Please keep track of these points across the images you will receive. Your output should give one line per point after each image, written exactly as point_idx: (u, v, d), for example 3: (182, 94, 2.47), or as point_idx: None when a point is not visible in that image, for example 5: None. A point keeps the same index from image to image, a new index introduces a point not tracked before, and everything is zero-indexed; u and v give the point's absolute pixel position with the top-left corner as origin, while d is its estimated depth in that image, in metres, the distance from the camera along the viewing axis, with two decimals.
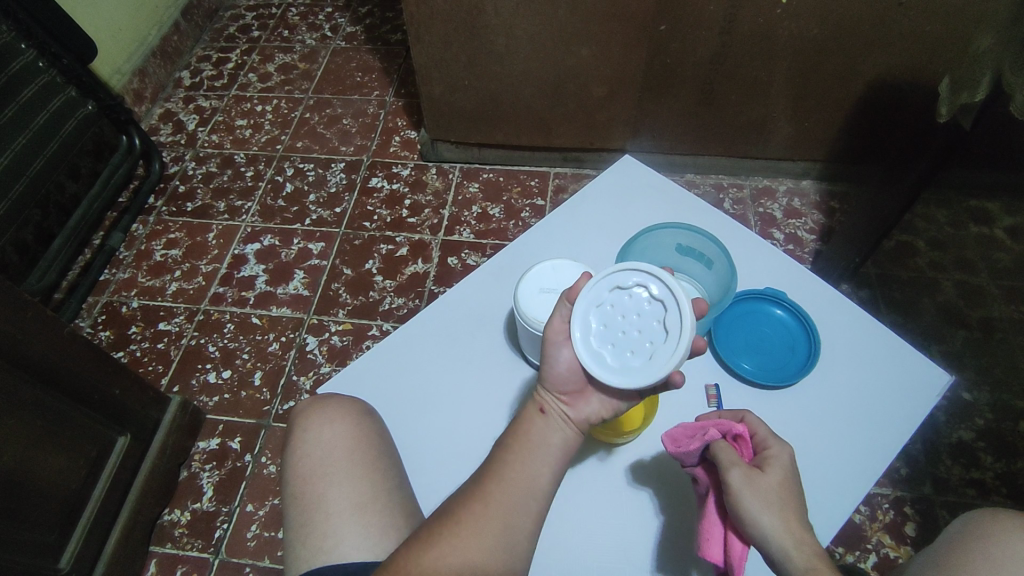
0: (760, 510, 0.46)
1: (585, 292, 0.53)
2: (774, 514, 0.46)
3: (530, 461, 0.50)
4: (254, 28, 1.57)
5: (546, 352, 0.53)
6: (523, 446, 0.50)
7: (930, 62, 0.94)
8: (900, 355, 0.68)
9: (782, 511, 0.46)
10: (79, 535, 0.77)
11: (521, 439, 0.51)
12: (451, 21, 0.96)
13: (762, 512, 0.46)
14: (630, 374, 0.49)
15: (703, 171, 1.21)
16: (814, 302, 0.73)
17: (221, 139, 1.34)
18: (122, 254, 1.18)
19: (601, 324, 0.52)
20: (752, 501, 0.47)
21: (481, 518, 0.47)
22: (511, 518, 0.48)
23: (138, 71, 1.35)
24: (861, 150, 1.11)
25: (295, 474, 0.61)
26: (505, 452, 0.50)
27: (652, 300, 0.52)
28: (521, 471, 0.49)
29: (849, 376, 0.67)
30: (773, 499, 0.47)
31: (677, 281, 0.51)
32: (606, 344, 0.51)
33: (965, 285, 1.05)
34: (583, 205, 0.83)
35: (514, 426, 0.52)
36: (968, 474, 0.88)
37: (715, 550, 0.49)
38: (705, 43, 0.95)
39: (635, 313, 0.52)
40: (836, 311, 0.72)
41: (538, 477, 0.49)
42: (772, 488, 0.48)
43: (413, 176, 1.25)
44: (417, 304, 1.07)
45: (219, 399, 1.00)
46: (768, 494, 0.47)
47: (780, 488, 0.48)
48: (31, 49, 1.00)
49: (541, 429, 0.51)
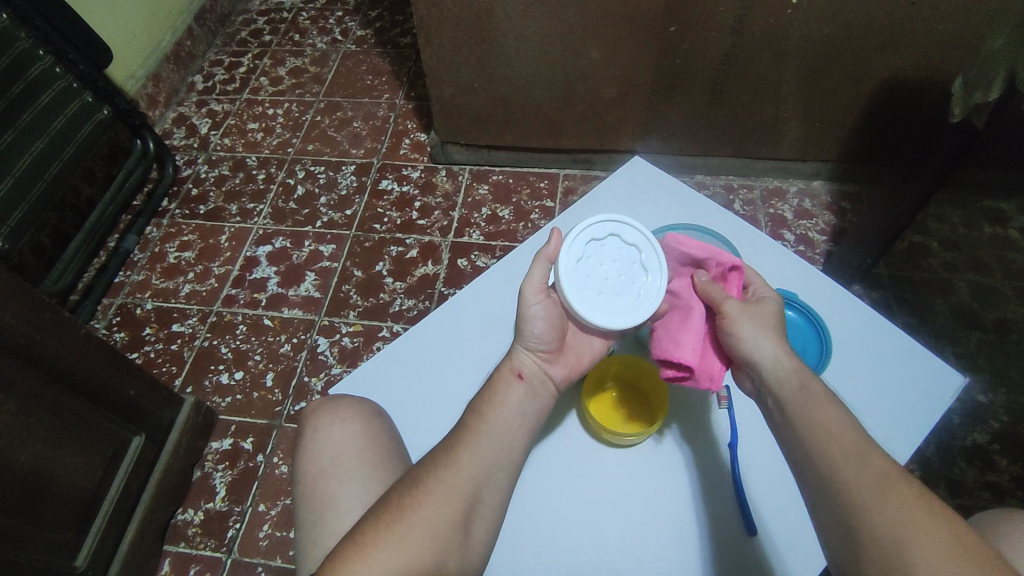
0: (754, 328, 0.52)
1: (567, 243, 0.58)
2: (766, 332, 0.52)
3: (502, 430, 0.52)
4: (265, 32, 1.58)
5: (524, 312, 0.57)
6: (495, 413, 0.53)
7: (944, 61, 0.93)
8: (913, 368, 0.67)
9: (774, 332, 0.53)
10: (95, 534, 0.78)
11: (495, 407, 0.53)
12: (462, 24, 0.97)
13: (757, 330, 0.52)
14: (617, 314, 0.56)
15: (713, 172, 1.21)
16: (827, 307, 0.72)
17: (233, 142, 1.36)
18: (136, 256, 1.19)
19: (585, 270, 0.58)
20: (749, 322, 0.53)
21: (449, 486, 0.48)
22: (482, 486, 0.49)
23: (152, 75, 1.37)
24: (873, 150, 1.10)
25: (306, 474, 0.62)
26: (477, 422, 0.52)
27: (627, 247, 0.59)
28: (490, 439, 0.51)
29: (857, 385, 0.66)
30: (764, 318, 0.53)
31: (642, 226, 0.60)
32: (596, 292, 0.57)
33: (979, 285, 1.04)
34: (593, 206, 0.83)
35: (489, 391, 0.54)
36: (983, 477, 0.87)
37: (686, 354, 0.55)
38: (715, 44, 0.95)
39: (613, 260, 0.59)
40: (849, 318, 0.71)
41: (508, 445, 0.52)
42: (766, 315, 0.54)
43: (423, 178, 1.25)
44: (427, 306, 1.08)
45: (231, 399, 1.01)
46: (762, 318, 0.53)
47: (774, 317, 0.54)
48: (49, 54, 1.02)
49: (515, 392, 0.54)
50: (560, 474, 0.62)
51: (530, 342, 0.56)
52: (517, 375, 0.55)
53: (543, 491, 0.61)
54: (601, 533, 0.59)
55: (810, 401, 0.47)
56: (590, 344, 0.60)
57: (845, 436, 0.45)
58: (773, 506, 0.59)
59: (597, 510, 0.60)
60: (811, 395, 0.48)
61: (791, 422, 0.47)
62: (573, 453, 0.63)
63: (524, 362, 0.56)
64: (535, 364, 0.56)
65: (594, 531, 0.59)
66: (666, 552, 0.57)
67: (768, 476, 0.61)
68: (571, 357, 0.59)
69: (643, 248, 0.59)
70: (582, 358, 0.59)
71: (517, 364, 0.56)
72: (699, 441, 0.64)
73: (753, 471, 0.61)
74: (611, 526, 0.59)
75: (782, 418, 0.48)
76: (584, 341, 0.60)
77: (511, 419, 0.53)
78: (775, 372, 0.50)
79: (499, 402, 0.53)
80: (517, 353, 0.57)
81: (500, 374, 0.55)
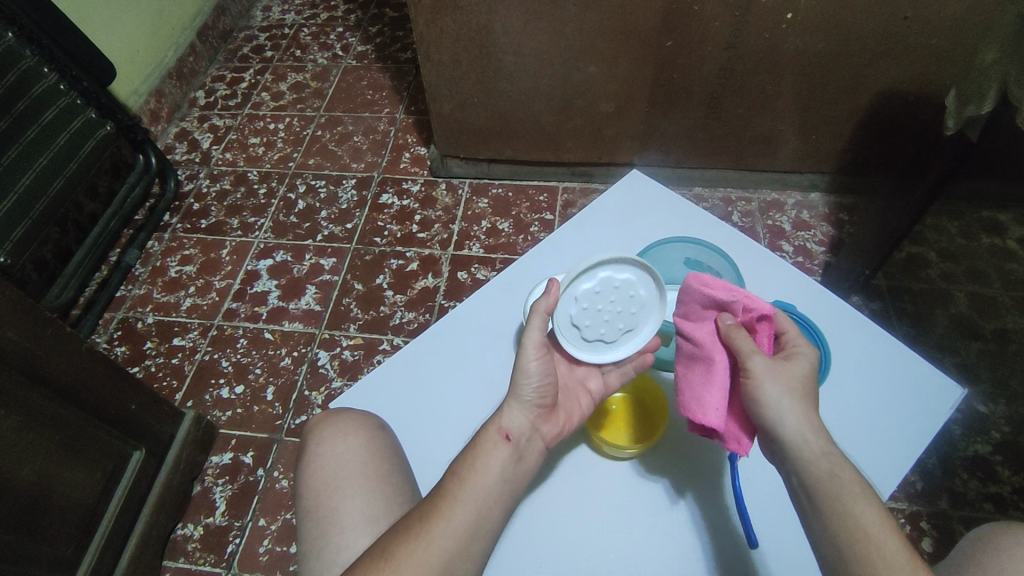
0: (782, 398, 0.50)
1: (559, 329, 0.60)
2: (795, 405, 0.50)
3: (480, 497, 0.51)
4: (266, 48, 1.60)
5: (519, 366, 0.57)
6: (473, 478, 0.52)
7: (938, 75, 0.94)
8: (916, 389, 0.67)
9: (802, 403, 0.50)
10: (94, 550, 0.78)
11: (477, 471, 0.52)
12: (461, 40, 0.98)
13: (784, 402, 0.50)
14: (627, 263, 0.59)
15: (711, 184, 1.21)
16: (830, 325, 0.72)
17: (234, 156, 1.37)
18: (137, 271, 1.20)
19: (586, 303, 0.59)
20: (776, 390, 0.50)
21: (418, 559, 0.47)
22: (455, 559, 0.48)
23: (155, 91, 1.38)
24: (869, 162, 1.11)
25: (308, 489, 0.61)
26: (457, 487, 0.52)
27: (621, 326, 0.61)
28: (458, 507, 0.50)
29: (857, 402, 0.66)
30: (793, 384, 0.51)
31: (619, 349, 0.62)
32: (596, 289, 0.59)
33: (977, 296, 1.04)
34: (592, 218, 0.83)
35: (473, 453, 0.54)
36: (985, 488, 0.87)
37: (713, 417, 0.53)
38: (712, 59, 0.97)
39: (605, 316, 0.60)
40: (853, 335, 0.71)
41: (484, 513, 0.51)
42: (797, 382, 0.51)
43: (423, 192, 1.26)
44: (427, 319, 1.08)
45: (232, 414, 1.01)
46: (792, 386, 0.51)
47: (805, 382, 0.52)
48: (53, 72, 1.03)
49: (498, 453, 0.53)
50: (558, 494, 0.62)
51: (522, 400, 0.57)
52: (505, 437, 0.54)
53: (543, 506, 0.61)
54: (601, 548, 0.59)
55: (839, 490, 0.45)
56: (579, 405, 0.61)
57: (876, 534, 0.44)
58: (773, 520, 0.59)
59: (596, 526, 0.60)
60: (844, 487, 0.46)
61: (816, 505, 0.46)
62: (569, 473, 0.63)
63: (513, 422, 0.55)
64: (524, 425, 0.56)
65: (592, 547, 0.59)
66: (667, 568, 0.57)
67: (767, 490, 0.61)
68: (562, 416, 0.59)
69: (634, 333, 0.62)
70: (573, 416, 0.60)
71: (505, 424, 0.55)
72: (700, 454, 0.64)
73: (752, 485, 0.62)
74: (610, 540, 0.59)
75: (811, 507, 0.46)
76: (574, 400, 0.61)
77: (491, 485, 0.52)
78: (801, 454, 0.48)
79: (481, 466, 0.52)
80: (507, 411, 0.56)
81: (487, 434, 0.55)
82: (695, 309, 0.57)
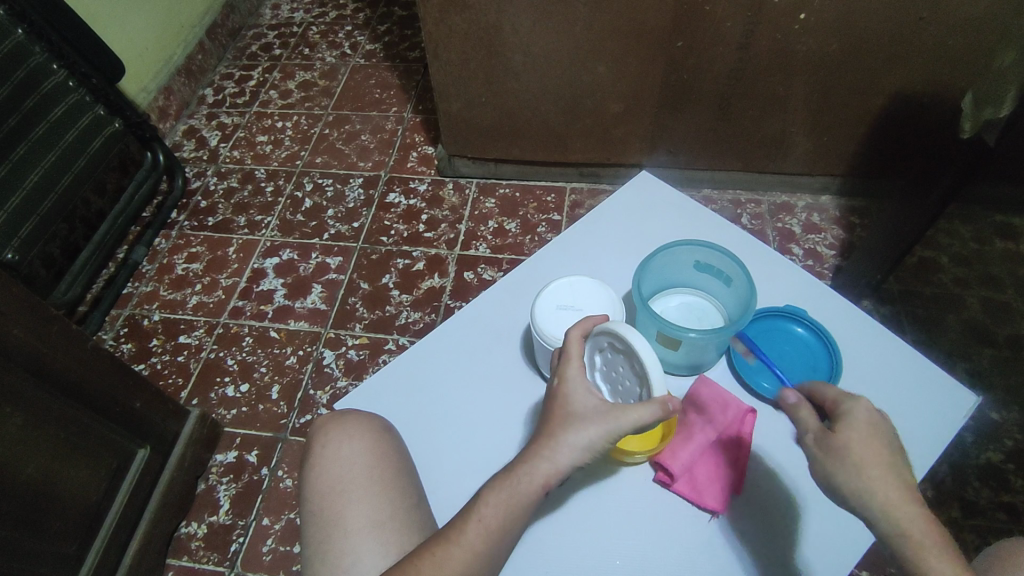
0: (839, 460, 0.47)
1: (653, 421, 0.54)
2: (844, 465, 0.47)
3: (496, 538, 0.50)
4: (275, 46, 1.60)
5: (587, 439, 0.51)
6: (496, 522, 0.50)
7: (953, 77, 0.93)
8: (929, 430, 0.63)
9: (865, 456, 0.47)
10: (98, 548, 0.78)
11: (504, 516, 0.50)
12: (469, 39, 0.98)
13: (838, 473, 0.47)
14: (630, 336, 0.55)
15: (720, 187, 1.20)
16: (855, 344, 0.70)
17: (242, 155, 1.37)
18: (144, 268, 1.20)
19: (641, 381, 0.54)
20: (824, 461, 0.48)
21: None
22: None
23: (163, 89, 1.38)
24: (882, 166, 1.09)
25: (312, 492, 0.61)
26: (474, 527, 0.50)
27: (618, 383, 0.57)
28: (470, 558, 0.49)
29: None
30: (852, 444, 0.47)
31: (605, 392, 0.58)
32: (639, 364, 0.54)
33: (990, 301, 1.03)
34: (601, 220, 0.82)
35: (507, 496, 0.50)
36: (997, 497, 0.85)
37: (673, 464, 0.60)
38: (722, 59, 0.95)
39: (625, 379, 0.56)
40: (880, 358, 0.68)
41: (498, 556, 0.50)
42: (847, 438, 0.48)
43: (430, 191, 1.26)
44: (433, 319, 1.07)
45: (237, 412, 1.01)
46: (842, 444, 0.48)
47: (860, 430, 0.48)
48: (62, 69, 1.03)
49: (532, 505, 0.51)
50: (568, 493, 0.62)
51: (575, 459, 0.51)
52: (545, 491, 0.51)
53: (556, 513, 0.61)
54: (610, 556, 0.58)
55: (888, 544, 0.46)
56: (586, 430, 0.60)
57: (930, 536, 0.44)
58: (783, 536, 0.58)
59: (608, 533, 0.59)
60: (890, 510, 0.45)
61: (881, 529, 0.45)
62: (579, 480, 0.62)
63: (559, 476, 0.51)
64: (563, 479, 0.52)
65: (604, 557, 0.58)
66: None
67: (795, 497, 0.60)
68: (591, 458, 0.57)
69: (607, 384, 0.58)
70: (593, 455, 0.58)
71: (550, 478, 0.50)
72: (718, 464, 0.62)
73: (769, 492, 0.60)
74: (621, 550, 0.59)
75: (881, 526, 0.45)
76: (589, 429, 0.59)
77: (511, 532, 0.50)
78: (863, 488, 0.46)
79: (511, 510, 0.50)
80: (557, 465, 0.51)
81: (530, 482, 0.50)
82: (706, 399, 0.64)
